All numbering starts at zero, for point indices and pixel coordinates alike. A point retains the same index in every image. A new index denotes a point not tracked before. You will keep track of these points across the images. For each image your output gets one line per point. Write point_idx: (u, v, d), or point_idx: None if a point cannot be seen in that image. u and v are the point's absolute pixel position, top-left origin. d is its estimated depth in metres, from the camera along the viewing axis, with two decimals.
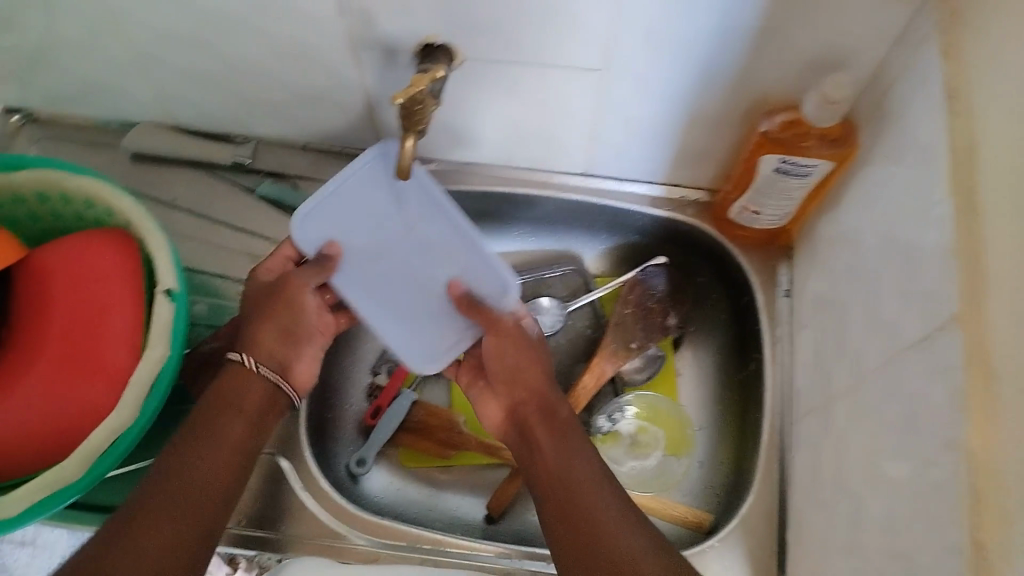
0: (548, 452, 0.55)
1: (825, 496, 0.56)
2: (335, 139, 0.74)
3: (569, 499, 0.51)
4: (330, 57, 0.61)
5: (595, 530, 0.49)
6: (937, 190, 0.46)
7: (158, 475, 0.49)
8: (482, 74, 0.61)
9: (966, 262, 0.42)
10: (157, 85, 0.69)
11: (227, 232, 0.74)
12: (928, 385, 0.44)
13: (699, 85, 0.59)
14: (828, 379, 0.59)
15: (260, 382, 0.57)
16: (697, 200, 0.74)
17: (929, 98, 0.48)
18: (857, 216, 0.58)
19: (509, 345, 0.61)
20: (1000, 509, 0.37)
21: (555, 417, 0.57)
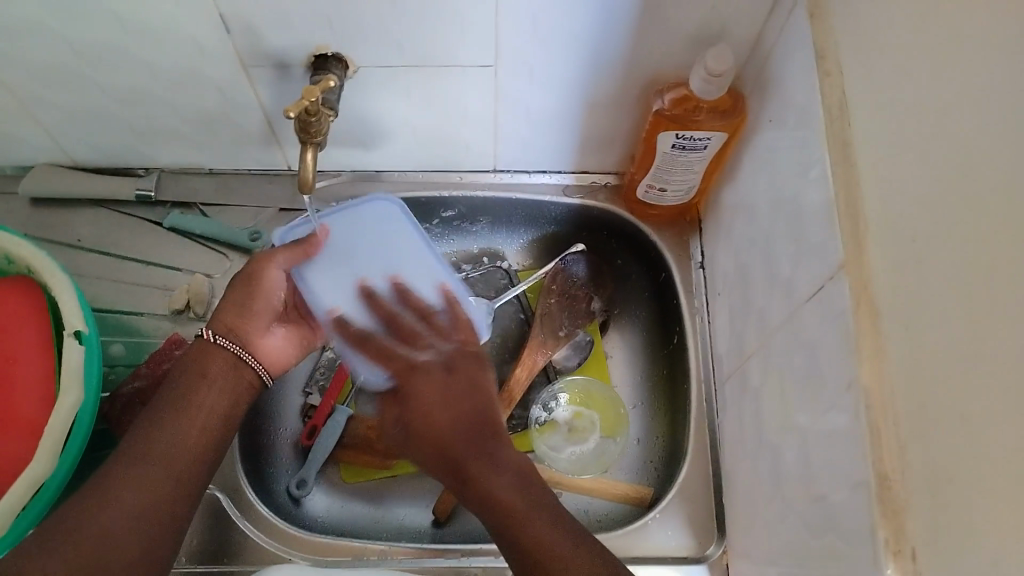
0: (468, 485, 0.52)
1: (751, 454, 0.58)
2: (239, 162, 0.73)
3: (509, 524, 0.49)
4: (221, 78, 0.60)
5: (537, 544, 0.48)
6: (817, 148, 0.48)
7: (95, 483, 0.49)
8: (377, 81, 0.61)
9: (849, 213, 0.44)
10: (45, 123, 0.67)
11: (137, 267, 0.72)
12: (827, 332, 0.45)
13: (590, 72, 0.60)
14: (744, 341, 0.61)
15: (221, 353, 0.57)
16: (606, 184, 0.76)
17: (802, 62, 0.50)
18: (752, 182, 0.60)
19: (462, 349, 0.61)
20: (898, 441, 0.39)
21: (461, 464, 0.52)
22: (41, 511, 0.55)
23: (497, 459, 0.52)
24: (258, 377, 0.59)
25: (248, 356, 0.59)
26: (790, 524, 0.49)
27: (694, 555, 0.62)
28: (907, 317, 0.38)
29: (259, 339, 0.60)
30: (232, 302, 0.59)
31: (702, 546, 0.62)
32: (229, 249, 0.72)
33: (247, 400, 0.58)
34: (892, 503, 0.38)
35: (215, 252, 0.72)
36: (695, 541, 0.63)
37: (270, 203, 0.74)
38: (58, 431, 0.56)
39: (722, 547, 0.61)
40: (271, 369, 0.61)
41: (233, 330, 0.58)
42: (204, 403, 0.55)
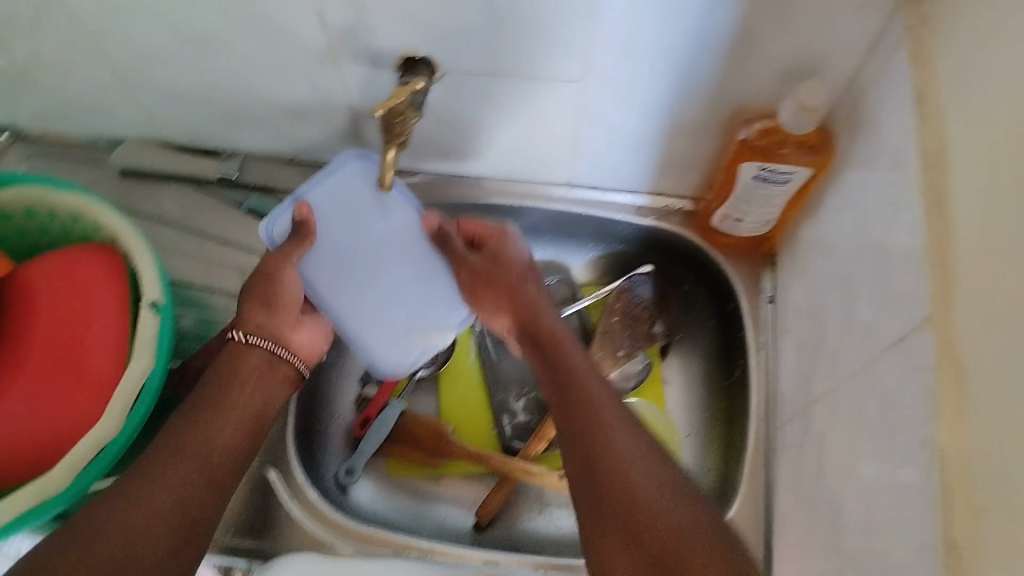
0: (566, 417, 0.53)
1: (808, 501, 0.56)
2: (321, 154, 0.74)
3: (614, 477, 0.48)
4: (312, 71, 0.62)
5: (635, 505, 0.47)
6: (909, 195, 0.46)
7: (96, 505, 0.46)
8: (464, 86, 0.61)
9: (937, 266, 0.43)
10: (143, 102, 0.69)
11: (214, 246, 0.74)
12: (905, 387, 0.44)
13: (678, 95, 0.60)
14: (810, 384, 0.59)
15: (254, 355, 0.57)
16: (680, 208, 0.75)
17: (900, 105, 0.49)
18: (834, 222, 0.58)
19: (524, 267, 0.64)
20: (971, 508, 0.37)
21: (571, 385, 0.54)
22: (101, 469, 0.57)
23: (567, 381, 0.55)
24: (293, 368, 0.60)
25: (284, 353, 0.59)
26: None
27: None
28: (991, 382, 0.37)
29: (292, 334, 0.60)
30: (257, 296, 0.57)
31: None
32: None
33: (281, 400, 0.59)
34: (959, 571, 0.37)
35: None
36: None
37: None
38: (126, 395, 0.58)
39: None
40: (306, 361, 0.61)
41: (263, 329, 0.58)
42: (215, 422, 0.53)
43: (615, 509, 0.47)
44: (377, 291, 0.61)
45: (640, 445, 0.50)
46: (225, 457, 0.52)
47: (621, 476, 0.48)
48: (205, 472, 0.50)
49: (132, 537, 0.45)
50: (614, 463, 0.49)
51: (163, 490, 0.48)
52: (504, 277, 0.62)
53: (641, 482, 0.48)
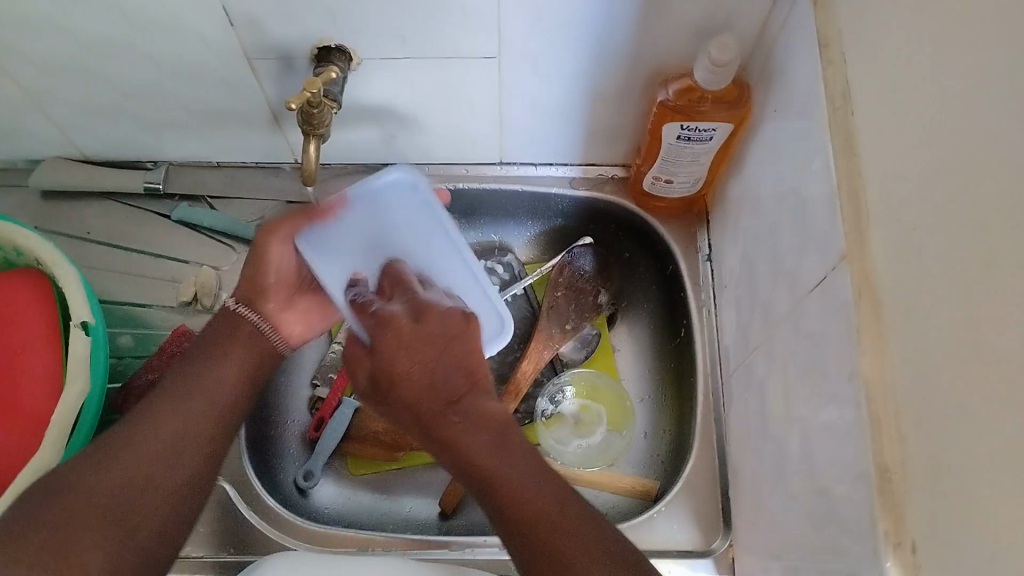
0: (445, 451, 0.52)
1: (755, 448, 0.57)
2: (246, 155, 0.73)
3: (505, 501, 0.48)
4: (226, 71, 0.60)
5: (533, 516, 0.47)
6: (822, 137, 0.47)
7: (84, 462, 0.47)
8: (381, 72, 0.61)
9: (851, 203, 0.44)
10: (53, 117, 0.67)
11: (146, 259, 0.73)
12: (831, 324, 0.45)
13: (594, 62, 0.60)
14: (749, 335, 0.60)
15: (247, 321, 0.58)
16: (613, 176, 0.75)
17: (806, 50, 0.50)
18: (757, 174, 0.59)
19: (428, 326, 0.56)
20: (899, 433, 0.38)
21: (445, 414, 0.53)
22: None
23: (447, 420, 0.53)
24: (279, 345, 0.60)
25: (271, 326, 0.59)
26: (794, 515, 0.49)
27: (700, 548, 0.62)
28: (908, 309, 0.38)
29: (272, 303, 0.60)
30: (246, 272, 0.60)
31: (708, 540, 0.62)
32: (237, 241, 0.73)
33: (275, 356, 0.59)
34: (892, 495, 0.38)
35: (222, 244, 0.73)
36: (701, 536, 0.62)
37: (277, 196, 0.74)
38: (63, 419, 0.56)
39: (728, 542, 0.61)
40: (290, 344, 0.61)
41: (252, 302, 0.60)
42: (212, 390, 0.53)
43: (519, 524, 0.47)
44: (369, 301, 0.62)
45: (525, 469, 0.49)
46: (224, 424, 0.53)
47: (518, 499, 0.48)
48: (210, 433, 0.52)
49: (131, 485, 0.46)
50: (503, 486, 0.48)
51: (151, 455, 0.48)
52: (407, 339, 0.55)
53: (528, 494, 0.48)
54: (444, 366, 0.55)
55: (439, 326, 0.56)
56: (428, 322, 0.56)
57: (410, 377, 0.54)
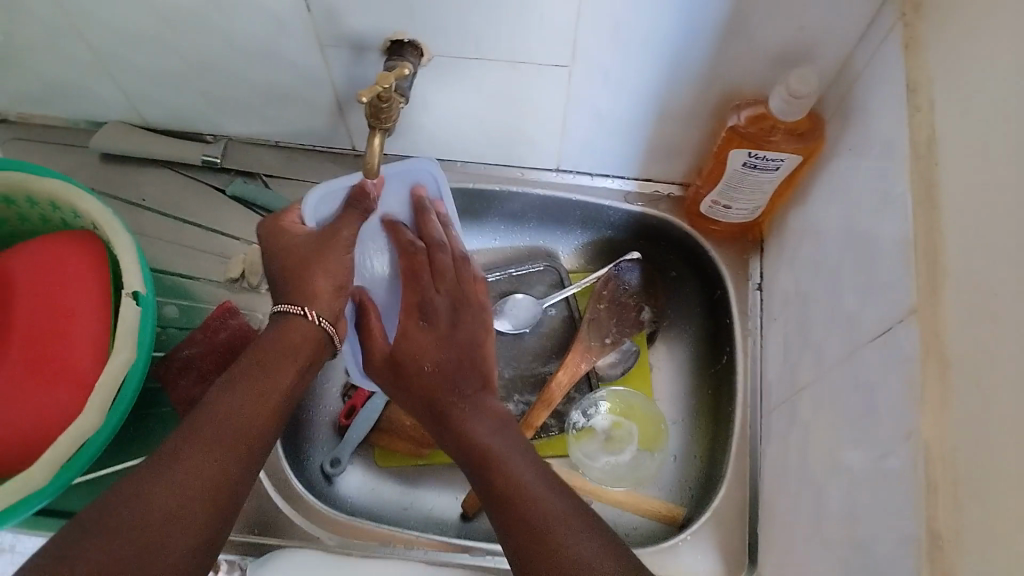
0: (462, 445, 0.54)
1: (792, 488, 0.56)
2: (305, 137, 0.73)
3: (506, 503, 0.49)
4: (297, 55, 0.61)
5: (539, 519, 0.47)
6: (899, 183, 0.46)
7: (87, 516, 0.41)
8: (451, 70, 0.60)
9: (926, 257, 0.42)
10: (122, 83, 0.68)
11: (198, 232, 0.73)
12: (891, 377, 0.44)
13: (667, 80, 0.59)
14: (797, 372, 0.59)
15: (303, 325, 0.56)
16: (669, 195, 0.74)
17: (891, 92, 0.48)
18: (823, 210, 0.58)
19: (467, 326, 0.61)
20: (956, 502, 0.37)
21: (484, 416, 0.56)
22: (85, 463, 0.56)
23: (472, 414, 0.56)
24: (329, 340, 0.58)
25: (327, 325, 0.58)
26: (828, 564, 0.48)
27: None
28: (977, 375, 0.37)
29: (330, 299, 0.58)
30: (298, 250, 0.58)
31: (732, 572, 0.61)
32: None
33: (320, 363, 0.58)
34: (941, 563, 0.37)
35: None
36: (725, 566, 0.61)
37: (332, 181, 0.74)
38: (107, 387, 0.57)
39: None
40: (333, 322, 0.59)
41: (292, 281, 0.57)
42: (241, 408, 0.49)
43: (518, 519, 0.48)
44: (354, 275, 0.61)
45: (531, 473, 0.51)
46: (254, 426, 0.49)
47: (520, 501, 0.49)
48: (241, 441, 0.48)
49: (174, 506, 0.43)
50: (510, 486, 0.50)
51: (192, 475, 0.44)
52: (434, 337, 0.60)
53: (543, 496, 0.49)
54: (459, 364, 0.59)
55: (470, 324, 0.61)
56: (453, 321, 0.61)
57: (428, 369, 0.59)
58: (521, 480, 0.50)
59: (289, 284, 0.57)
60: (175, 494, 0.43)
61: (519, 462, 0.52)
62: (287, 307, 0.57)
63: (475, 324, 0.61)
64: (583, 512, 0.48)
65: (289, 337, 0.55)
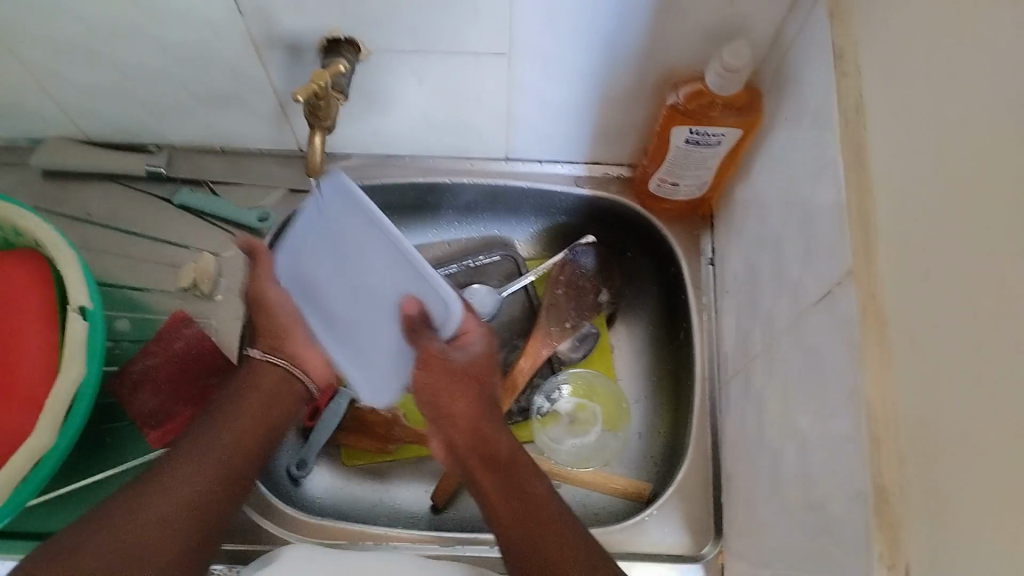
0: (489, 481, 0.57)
1: (752, 457, 0.58)
2: (250, 140, 0.73)
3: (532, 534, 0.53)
4: (233, 58, 0.60)
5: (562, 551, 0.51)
6: (832, 150, 0.47)
7: (111, 500, 0.52)
8: (389, 65, 0.60)
9: (860, 220, 0.43)
10: (57, 97, 0.67)
11: (146, 243, 0.72)
12: (834, 339, 0.45)
13: (605, 62, 0.59)
14: (750, 342, 0.60)
15: (273, 371, 0.64)
16: (618, 176, 0.75)
17: (820, 60, 0.49)
18: (765, 182, 0.59)
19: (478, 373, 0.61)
20: (900, 455, 0.38)
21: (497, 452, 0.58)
22: (41, 482, 0.56)
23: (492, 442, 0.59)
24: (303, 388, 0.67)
25: (298, 370, 0.66)
26: (787, 527, 0.49)
27: (690, 553, 0.62)
28: (913, 332, 0.38)
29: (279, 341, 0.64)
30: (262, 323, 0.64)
31: (699, 545, 0.62)
32: (238, 228, 0.73)
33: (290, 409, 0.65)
34: (890, 517, 0.38)
35: (223, 230, 0.72)
36: (692, 540, 0.62)
37: (280, 183, 0.73)
38: (59, 405, 0.56)
39: (717, 548, 0.61)
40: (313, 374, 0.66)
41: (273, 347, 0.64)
42: (230, 433, 0.59)
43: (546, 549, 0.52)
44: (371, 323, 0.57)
45: (554, 504, 0.55)
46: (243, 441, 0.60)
47: (549, 533, 0.53)
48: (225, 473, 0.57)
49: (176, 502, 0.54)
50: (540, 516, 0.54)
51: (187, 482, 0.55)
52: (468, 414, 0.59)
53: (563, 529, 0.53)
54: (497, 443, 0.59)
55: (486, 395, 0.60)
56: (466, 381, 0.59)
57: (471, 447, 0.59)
58: (544, 511, 0.54)
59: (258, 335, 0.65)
60: (169, 501, 0.53)
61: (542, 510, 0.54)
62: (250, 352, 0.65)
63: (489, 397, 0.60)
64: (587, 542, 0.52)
65: (266, 385, 0.63)
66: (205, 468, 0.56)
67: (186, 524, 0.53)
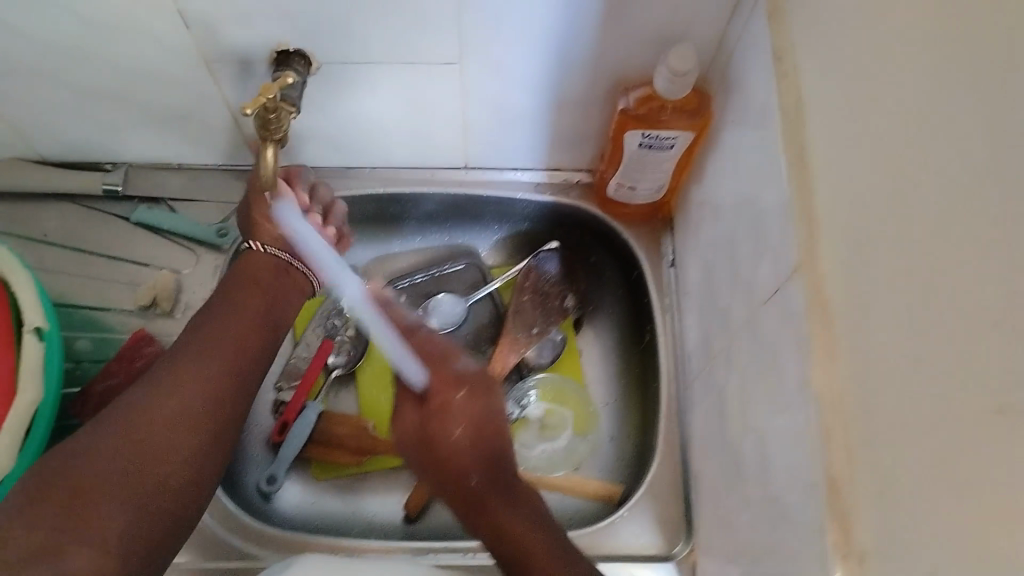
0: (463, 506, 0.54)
1: (715, 453, 0.58)
2: (208, 156, 0.73)
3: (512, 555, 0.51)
4: (185, 75, 0.60)
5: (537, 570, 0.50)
6: (775, 149, 0.48)
7: (94, 420, 0.48)
8: (342, 77, 0.61)
9: (804, 217, 0.44)
10: (8, 119, 0.66)
11: (105, 262, 0.72)
12: (785, 333, 0.45)
13: (556, 69, 0.60)
14: (710, 341, 0.61)
15: (265, 258, 0.64)
16: (579, 181, 0.76)
17: (762, 61, 0.50)
18: (718, 182, 0.60)
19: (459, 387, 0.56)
20: (849, 445, 0.39)
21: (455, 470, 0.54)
22: None
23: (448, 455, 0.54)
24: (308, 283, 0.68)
25: (298, 263, 0.66)
26: (750, 522, 0.50)
27: (661, 552, 0.62)
28: (857, 323, 0.39)
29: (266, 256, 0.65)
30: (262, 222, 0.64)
31: (670, 544, 0.62)
32: (199, 244, 0.72)
33: (295, 297, 0.66)
34: (842, 505, 0.39)
35: (184, 247, 0.72)
36: (663, 539, 0.63)
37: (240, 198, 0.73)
38: (15, 429, 0.55)
39: (689, 546, 0.61)
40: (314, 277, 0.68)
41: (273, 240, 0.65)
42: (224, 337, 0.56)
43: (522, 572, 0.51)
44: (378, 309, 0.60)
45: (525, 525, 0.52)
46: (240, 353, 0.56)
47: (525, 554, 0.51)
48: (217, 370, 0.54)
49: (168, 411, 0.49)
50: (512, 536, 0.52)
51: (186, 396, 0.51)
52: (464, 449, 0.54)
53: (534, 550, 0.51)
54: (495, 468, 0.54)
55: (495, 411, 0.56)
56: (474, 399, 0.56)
57: (465, 462, 0.53)
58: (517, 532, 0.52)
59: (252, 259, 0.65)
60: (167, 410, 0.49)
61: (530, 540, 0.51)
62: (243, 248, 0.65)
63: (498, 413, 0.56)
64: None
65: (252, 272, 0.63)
66: (196, 371, 0.53)
67: (198, 405, 0.51)
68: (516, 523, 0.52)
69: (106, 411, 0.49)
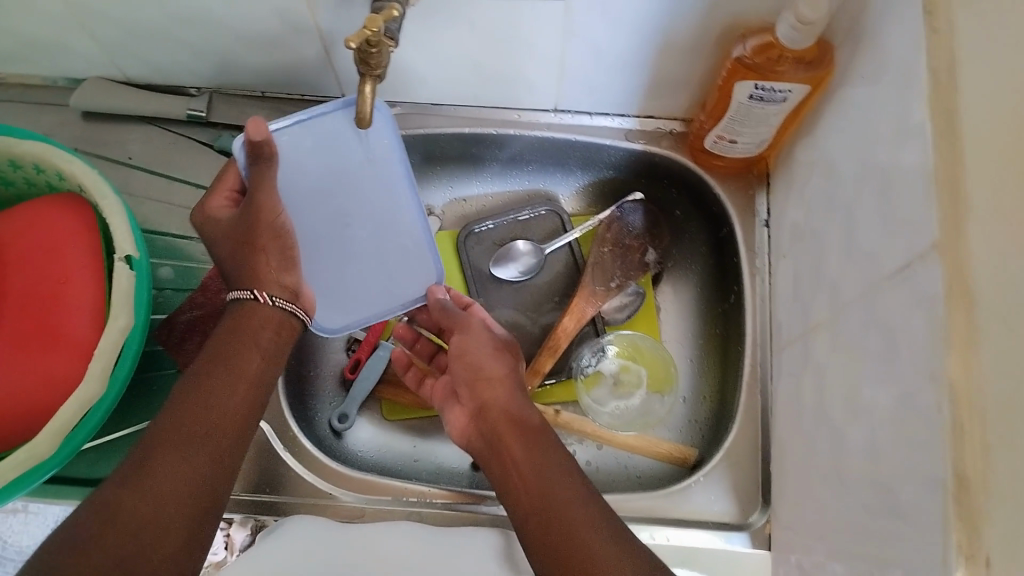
0: (520, 456, 0.55)
1: (806, 428, 0.56)
2: (293, 85, 0.71)
3: (547, 513, 0.50)
4: (277, 1, 0.57)
5: (574, 526, 0.48)
6: (919, 112, 0.44)
7: (99, 495, 0.42)
8: (439, 10, 0.57)
9: (948, 190, 0.41)
10: (97, 38, 0.65)
11: (186, 189, 0.71)
12: (912, 313, 0.42)
13: (668, 8, 0.56)
14: (810, 311, 0.58)
15: (266, 312, 0.53)
16: (672, 131, 0.72)
17: (908, 15, 0.46)
18: (834, 143, 0.56)
19: (485, 352, 0.62)
20: (983, 440, 0.36)
21: (524, 418, 0.58)
22: (91, 429, 0.55)
23: (514, 399, 0.59)
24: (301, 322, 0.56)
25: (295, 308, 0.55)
26: (848, 503, 0.48)
27: (736, 521, 0.61)
28: (1002, 309, 0.35)
29: (278, 277, 0.54)
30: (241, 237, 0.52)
31: (746, 513, 0.61)
32: None
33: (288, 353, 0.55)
34: (970, 504, 0.36)
35: None
36: (739, 508, 0.61)
37: None
38: (108, 354, 0.55)
39: (766, 517, 0.60)
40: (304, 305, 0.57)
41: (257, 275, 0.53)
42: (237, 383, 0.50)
43: (557, 526, 0.49)
44: (397, 234, 0.65)
45: (581, 493, 0.51)
46: (244, 392, 0.50)
47: (569, 522, 0.49)
48: (222, 422, 0.48)
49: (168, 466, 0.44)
50: (561, 502, 0.50)
51: (186, 449, 0.46)
52: (495, 394, 0.60)
53: (576, 513, 0.49)
54: (523, 406, 0.59)
55: (497, 361, 0.62)
56: (485, 362, 0.62)
57: (506, 421, 0.58)
58: (557, 493, 0.51)
59: (240, 268, 0.53)
60: (173, 469, 0.44)
61: (552, 467, 0.53)
62: (240, 294, 0.53)
63: (501, 359, 0.62)
64: (590, 494, 0.51)
65: (247, 325, 0.52)
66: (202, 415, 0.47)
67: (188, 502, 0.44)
68: (567, 487, 0.51)
69: (122, 469, 0.44)
